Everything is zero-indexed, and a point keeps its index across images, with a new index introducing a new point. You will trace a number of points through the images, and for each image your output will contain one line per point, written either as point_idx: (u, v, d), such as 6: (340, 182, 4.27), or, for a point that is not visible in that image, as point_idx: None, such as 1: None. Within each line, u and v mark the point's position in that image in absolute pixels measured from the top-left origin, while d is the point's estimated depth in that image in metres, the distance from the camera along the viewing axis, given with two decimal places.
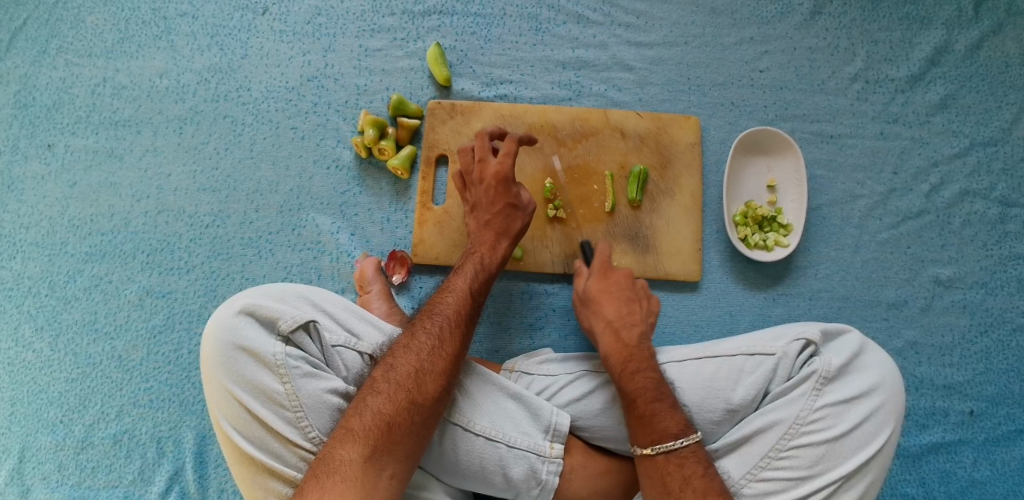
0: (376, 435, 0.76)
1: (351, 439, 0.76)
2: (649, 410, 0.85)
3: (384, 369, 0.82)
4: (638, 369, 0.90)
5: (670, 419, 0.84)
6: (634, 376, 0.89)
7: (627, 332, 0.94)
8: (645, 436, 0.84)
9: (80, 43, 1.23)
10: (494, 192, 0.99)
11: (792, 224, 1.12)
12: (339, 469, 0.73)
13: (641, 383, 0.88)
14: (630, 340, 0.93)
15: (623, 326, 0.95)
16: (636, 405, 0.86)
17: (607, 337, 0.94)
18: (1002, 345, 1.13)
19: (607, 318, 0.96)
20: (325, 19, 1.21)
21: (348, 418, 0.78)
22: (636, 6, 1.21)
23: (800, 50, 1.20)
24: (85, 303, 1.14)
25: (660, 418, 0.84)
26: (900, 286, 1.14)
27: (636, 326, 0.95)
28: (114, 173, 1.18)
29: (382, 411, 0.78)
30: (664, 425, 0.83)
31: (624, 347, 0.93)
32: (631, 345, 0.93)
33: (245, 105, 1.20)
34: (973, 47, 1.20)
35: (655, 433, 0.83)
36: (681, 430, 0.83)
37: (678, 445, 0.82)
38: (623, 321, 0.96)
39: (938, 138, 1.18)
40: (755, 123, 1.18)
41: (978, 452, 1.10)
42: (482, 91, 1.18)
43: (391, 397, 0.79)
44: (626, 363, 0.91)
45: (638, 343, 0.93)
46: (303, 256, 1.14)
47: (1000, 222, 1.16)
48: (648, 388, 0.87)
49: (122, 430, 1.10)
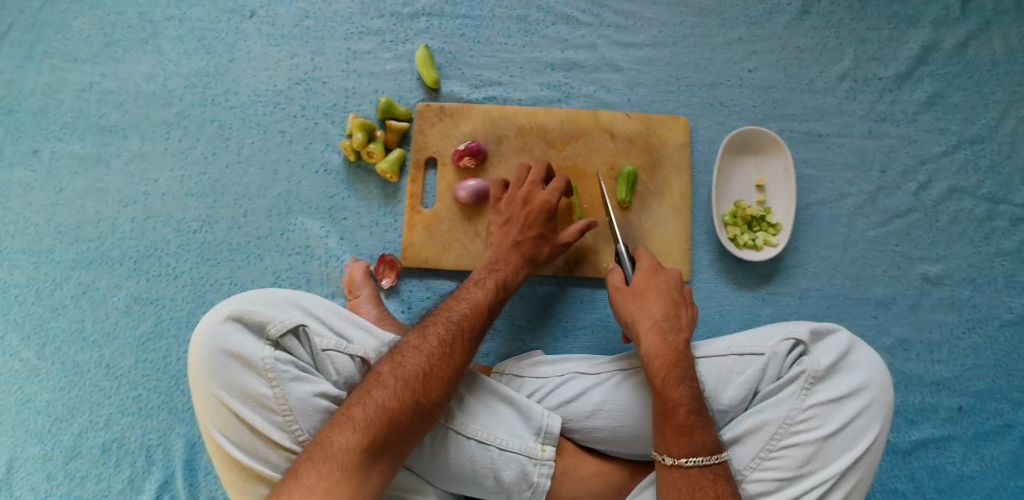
0: (375, 427, 0.75)
1: (350, 427, 0.75)
2: (689, 421, 0.83)
3: (392, 365, 0.82)
4: (685, 377, 0.86)
5: (708, 434, 0.82)
6: (680, 384, 0.86)
7: (674, 337, 0.91)
8: (679, 446, 0.82)
9: (66, 48, 1.22)
10: (534, 215, 1.02)
11: (781, 224, 1.13)
12: (336, 456, 0.73)
13: (685, 392, 0.85)
14: (676, 345, 0.90)
15: (671, 331, 0.91)
16: (677, 413, 0.83)
17: (653, 338, 0.91)
18: (991, 340, 1.14)
19: (655, 317, 0.93)
20: (313, 22, 1.21)
21: (350, 407, 0.77)
22: (624, 6, 1.21)
23: (787, 50, 1.21)
24: (73, 311, 1.14)
25: (699, 432, 0.82)
26: (888, 284, 1.15)
27: (683, 331, 0.92)
28: (101, 179, 1.18)
29: (384, 404, 0.77)
30: (701, 439, 0.82)
31: (670, 351, 0.89)
32: (678, 351, 0.89)
33: (233, 109, 1.19)
34: (960, 45, 1.21)
35: (693, 446, 0.81)
36: (716, 447, 0.82)
37: (711, 461, 0.81)
38: (670, 323, 0.92)
39: (925, 136, 1.19)
40: (744, 123, 1.19)
41: (967, 447, 1.10)
42: (471, 93, 1.18)
43: (395, 392, 0.78)
44: (673, 368, 0.87)
45: (683, 350, 0.90)
46: (292, 261, 1.13)
47: (987, 219, 1.17)
48: (692, 399, 0.85)
49: (111, 439, 1.09)
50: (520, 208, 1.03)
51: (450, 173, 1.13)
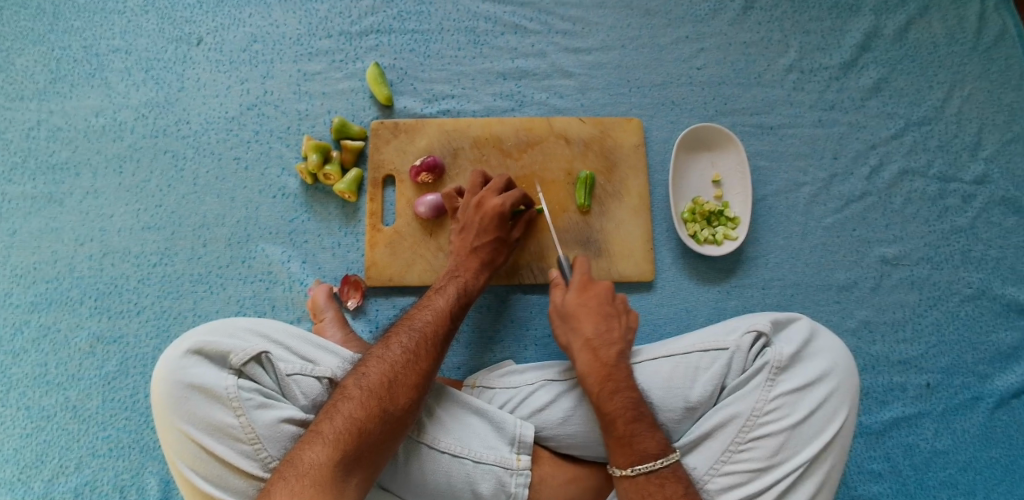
0: (345, 440, 0.75)
1: (320, 442, 0.74)
2: (627, 432, 0.86)
3: (357, 376, 0.82)
4: (618, 389, 0.89)
5: (650, 440, 0.85)
6: (613, 397, 0.89)
7: (606, 351, 0.94)
8: (624, 457, 0.85)
9: (9, 86, 1.19)
10: (488, 219, 1.02)
11: (739, 217, 1.14)
12: (307, 472, 0.72)
13: (620, 404, 0.88)
14: (608, 359, 0.93)
15: (602, 346, 0.94)
16: (615, 426, 0.87)
17: (585, 356, 0.94)
18: (952, 316, 1.17)
19: (586, 336, 0.96)
20: (262, 46, 1.20)
21: (319, 423, 0.77)
22: (572, 12, 1.22)
23: (735, 46, 1.23)
24: (34, 355, 1.11)
25: (639, 440, 0.85)
26: (849, 269, 1.17)
27: (615, 343, 0.95)
28: (55, 219, 1.15)
29: (352, 416, 0.77)
30: (643, 447, 0.85)
31: (602, 366, 0.92)
32: (609, 365, 0.92)
33: (185, 139, 1.18)
34: (900, 31, 1.24)
35: (636, 454, 0.84)
36: (661, 451, 0.84)
37: (658, 464, 0.83)
38: (602, 339, 0.95)
39: (873, 121, 1.22)
40: (697, 120, 1.20)
41: (937, 423, 1.13)
42: (424, 108, 1.18)
43: (362, 403, 0.78)
44: (605, 383, 0.90)
45: (616, 362, 0.93)
46: (255, 288, 1.12)
47: (940, 198, 1.20)
48: (628, 409, 0.87)
49: (83, 482, 1.07)
50: (475, 214, 1.03)
51: (409, 189, 1.13)
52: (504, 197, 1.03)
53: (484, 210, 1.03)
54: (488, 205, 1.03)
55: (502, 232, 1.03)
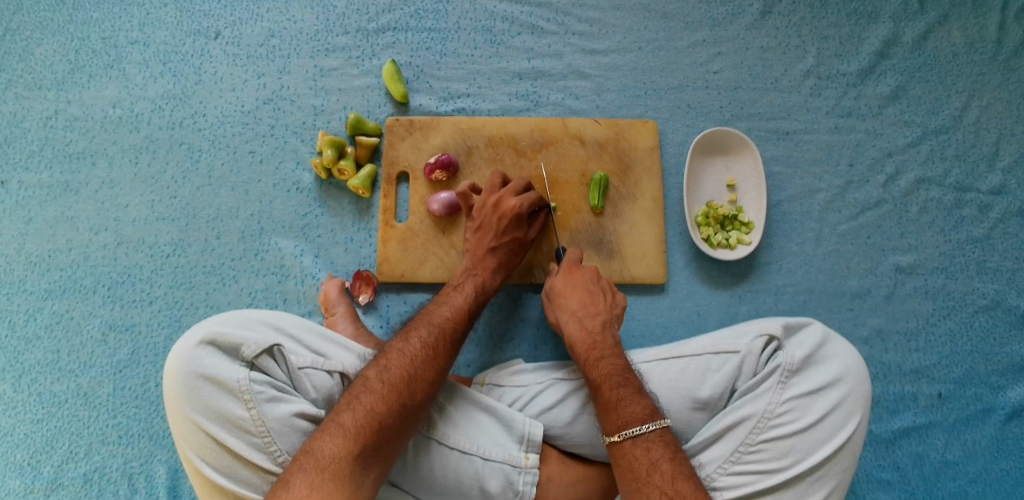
0: (366, 433, 0.75)
1: (340, 435, 0.74)
2: (613, 396, 0.85)
3: (377, 368, 0.82)
4: (604, 356, 0.90)
5: (636, 405, 0.83)
6: (599, 362, 0.90)
7: (590, 321, 0.96)
8: (611, 424, 0.83)
9: (29, 76, 1.21)
10: (505, 220, 1.02)
11: (753, 222, 1.14)
12: (327, 464, 0.72)
13: (605, 369, 0.88)
14: (593, 328, 0.95)
15: (586, 316, 0.96)
16: (601, 391, 0.86)
17: (571, 326, 0.96)
18: (966, 327, 1.15)
19: (572, 310, 0.98)
20: (279, 41, 1.21)
21: (339, 414, 0.77)
22: (589, 14, 1.22)
23: (751, 50, 1.22)
24: (47, 342, 1.12)
25: (625, 404, 0.83)
26: (863, 276, 1.16)
27: (600, 314, 0.97)
28: (70, 207, 1.16)
29: (373, 409, 0.77)
30: (629, 411, 0.83)
31: (587, 336, 0.94)
32: (594, 333, 0.94)
33: (201, 131, 1.18)
34: (920, 39, 1.23)
35: (622, 419, 0.82)
36: (647, 415, 0.82)
37: (643, 429, 0.80)
38: (586, 311, 0.97)
39: (890, 129, 1.21)
40: (712, 124, 1.20)
41: (949, 434, 1.11)
42: (440, 106, 1.18)
43: (383, 396, 0.79)
44: (591, 351, 0.92)
45: (602, 331, 0.94)
46: (267, 281, 1.12)
47: (956, 207, 1.19)
48: (613, 375, 0.88)
49: (92, 469, 1.07)
50: (492, 214, 1.03)
51: (423, 186, 1.13)
52: (522, 198, 1.03)
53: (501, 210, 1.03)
54: (505, 205, 1.03)
55: (519, 233, 1.04)
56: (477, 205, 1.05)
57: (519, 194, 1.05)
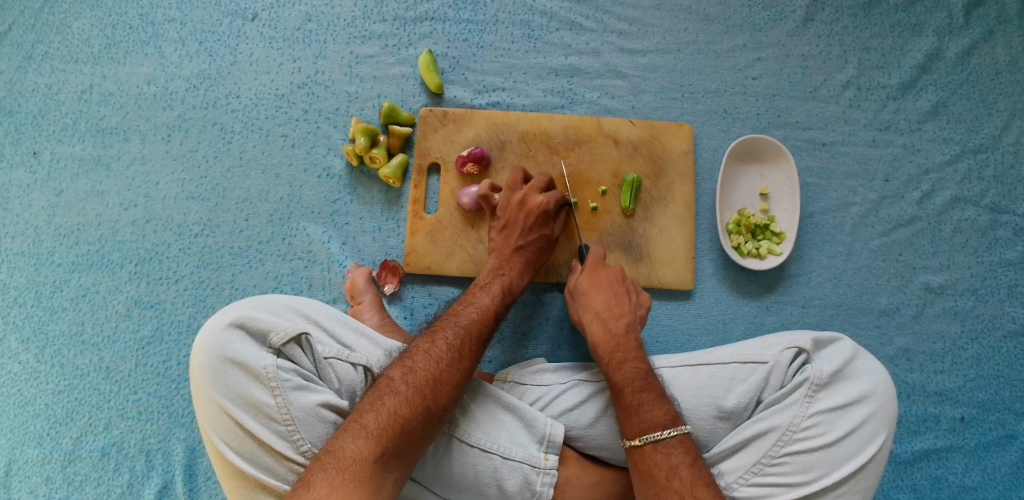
0: (389, 436, 0.75)
1: (363, 436, 0.74)
2: (634, 400, 0.85)
3: (403, 370, 0.82)
4: (626, 359, 0.91)
5: (658, 410, 0.84)
6: (622, 366, 0.90)
7: (615, 323, 0.96)
8: (632, 427, 0.84)
9: (66, 49, 1.21)
10: (531, 218, 1.02)
11: (785, 232, 1.12)
12: (348, 466, 0.72)
13: (627, 373, 0.89)
14: (616, 330, 0.95)
15: (611, 318, 0.96)
16: (623, 394, 0.87)
17: (595, 328, 0.96)
18: (994, 351, 1.14)
19: (596, 310, 0.98)
20: (316, 26, 1.20)
21: (362, 415, 0.77)
22: (628, 13, 1.20)
23: (792, 58, 1.20)
24: (72, 314, 1.13)
25: (646, 408, 0.84)
26: (892, 294, 1.15)
27: (623, 317, 0.97)
28: (101, 182, 1.17)
29: (397, 412, 0.77)
30: (650, 416, 0.83)
31: (611, 338, 0.94)
32: (618, 335, 0.94)
33: (234, 112, 1.18)
34: (964, 54, 1.21)
35: (643, 423, 0.83)
36: (669, 421, 0.83)
37: (664, 434, 0.81)
38: (611, 313, 0.97)
39: (929, 145, 1.19)
40: (747, 131, 1.18)
41: (970, 458, 1.10)
42: (474, 99, 1.17)
43: (408, 399, 0.78)
44: (613, 353, 0.92)
45: (625, 334, 0.95)
46: (293, 266, 1.13)
47: (991, 229, 1.16)
48: (635, 378, 0.88)
49: (110, 443, 1.08)
50: (517, 212, 1.03)
51: (453, 179, 1.13)
52: (547, 195, 1.03)
53: (529, 209, 1.02)
54: (532, 202, 1.03)
55: (546, 230, 1.03)
56: (500, 205, 1.05)
57: (542, 191, 1.05)
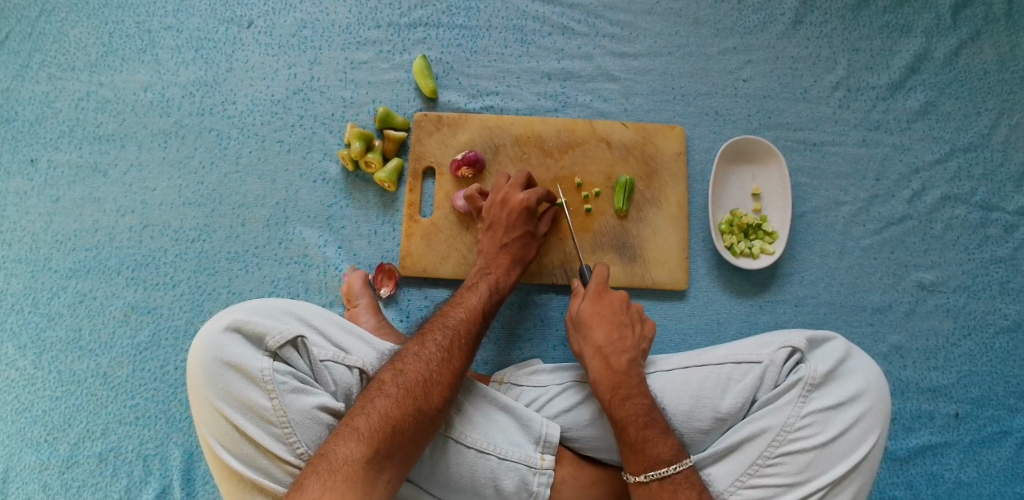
0: (379, 437, 0.76)
1: (354, 438, 0.75)
2: (639, 438, 0.85)
3: (393, 372, 0.83)
4: (630, 395, 0.89)
5: (662, 445, 0.84)
6: (625, 403, 0.88)
7: (617, 358, 0.94)
8: (638, 464, 0.84)
9: (62, 57, 1.22)
10: (514, 216, 1.03)
11: (777, 231, 1.14)
12: (340, 469, 0.73)
13: (631, 410, 0.88)
14: (619, 367, 0.93)
15: (613, 353, 0.94)
16: (627, 432, 0.86)
17: (595, 363, 0.94)
18: (986, 347, 1.15)
19: (598, 343, 0.96)
20: (311, 32, 1.21)
21: (354, 417, 0.77)
22: (620, 17, 1.22)
23: (782, 60, 1.22)
24: (70, 321, 1.13)
25: (652, 445, 0.84)
26: (884, 291, 1.16)
27: (626, 351, 0.95)
28: (98, 189, 1.17)
29: (387, 413, 0.78)
30: (655, 452, 0.83)
31: (613, 373, 0.92)
32: (620, 372, 0.92)
33: (230, 119, 1.19)
34: (951, 54, 1.22)
35: (648, 461, 0.83)
36: (674, 456, 0.83)
37: (669, 471, 0.82)
38: (614, 347, 0.95)
39: (918, 144, 1.20)
40: (739, 132, 1.20)
41: (964, 454, 1.11)
42: (468, 103, 1.18)
43: (397, 401, 0.79)
44: (616, 390, 0.90)
45: (628, 369, 0.93)
46: (290, 270, 1.13)
47: (981, 226, 1.18)
48: (639, 415, 0.87)
49: (108, 447, 1.09)
50: (501, 210, 1.04)
51: (448, 182, 1.14)
52: (529, 193, 1.04)
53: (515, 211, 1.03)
54: (515, 201, 1.04)
55: (530, 227, 1.04)
56: (485, 207, 1.06)
57: (526, 189, 1.06)
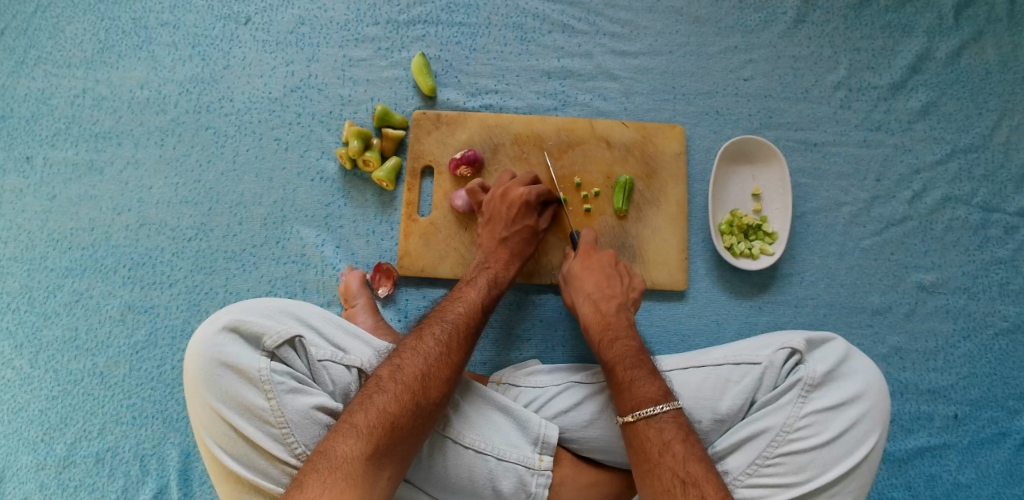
0: (379, 434, 0.75)
1: (353, 435, 0.74)
2: (626, 377, 0.87)
3: (391, 368, 0.82)
4: (618, 337, 0.93)
5: (649, 385, 0.85)
6: (613, 344, 0.92)
7: (606, 304, 0.98)
8: (625, 404, 0.85)
9: (58, 53, 1.21)
10: (514, 210, 1.03)
11: (777, 232, 1.13)
12: (340, 466, 0.72)
13: (619, 351, 0.91)
14: (608, 312, 0.97)
15: (602, 298, 0.98)
16: (615, 372, 0.89)
17: (586, 309, 0.98)
18: (986, 349, 1.14)
19: (588, 292, 0.99)
20: (309, 29, 1.20)
21: (352, 414, 0.77)
22: (620, 15, 1.21)
23: (783, 59, 1.21)
24: (66, 320, 1.12)
25: (639, 385, 0.86)
26: (884, 293, 1.15)
27: (615, 298, 0.99)
28: (94, 187, 1.17)
29: (386, 409, 0.77)
30: (642, 391, 0.85)
31: (601, 317, 0.96)
32: (609, 315, 0.96)
33: (228, 116, 1.19)
34: (953, 55, 1.22)
35: (634, 400, 0.84)
36: (661, 396, 0.84)
37: (657, 411, 0.82)
38: (602, 294, 0.99)
39: (920, 145, 1.20)
40: (740, 132, 1.19)
41: (963, 455, 1.11)
42: (467, 101, 1.18)
43: (396, 397, 0.78)
44: (604, 332, 0.95)
45: (617, 314, 0.97)
46: (288, 269, 1.13)
47: (981, 227, 1.17)
48: (627, 356, 0.90)
49: (105, 448, 1.08)
50: (501, 204, 1.04)
51: (447, 181, 1.13)
52: (529, 188, 1.04)
53: (515, 206, 1.03)
54: (515, 194, 1.03)
55: (530, 222, 1.04)
56: (485, 202, 1.05)
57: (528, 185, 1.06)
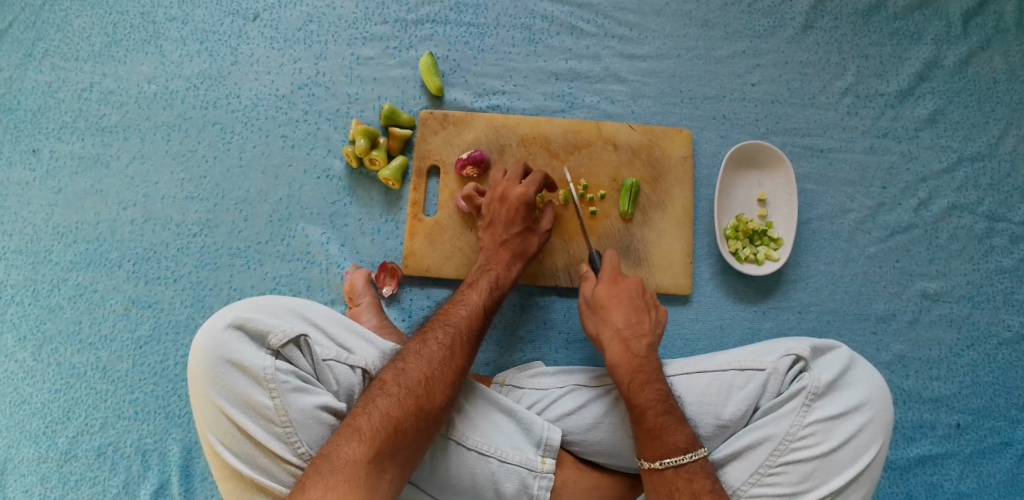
0: (383, 437, 0.75)
1: (356, 439, 0.74)
2: (658, 423, 0.85)
3: (394, 371, 0.82)
4: (649, 380, 0.89)
5: (679, 434, 0.84)
6: (645, 388, 0.88)
7: (636, 343, 0.94)
8: (654, 450, 0.84)
9: (66, 47, 1.21)
10: (513, 212, 1.02)
11: (782, 238, 1.13)
12: (343, 468, 0.72)
13: (649, 395, 0.88)
14: (638, 351, 0.93)
15: (632, 337, 0.95)
16: (645, 417, 0.86)
17: (614, 347, 0.94)
18: (989, 358, 1.14)
19: (616, 326, 0.96)
20: (317, 27, 1.20)
21: (355, 417, 0.77)
22: (629, 18, 1.21)
23: (791, 65, 1.21)
24: (70, 313, 1.13)
25: (669, 432, 0.84)
26: (888, 300, 1.15)
27: (645, 335, 0.95)
28: (100, 181, 1.17)
29: (390, 413, 0.77)
30: (671, 440, 0.83)
31: (633, 358, 0.92)
32: (640, 356, 0.92)
33: (235, 113, 1.19)
34: (961, 63, 1.21)
35: (664, 447, 0.83)
36: (690, 445, 0.83)
37: (686, 459, 0.82)
38: (632, 331, 0.95)
39: (926, 153, 1.19)
40: (746, 137, 1.19)
41: (964, 464, 1.10)
42: (474, 102, 1.18)
43: (400, 401, 0.78)
44: (636, 374, 0.90)
45: (646, 354, 0.93)
46: (292, 267, 1.13)
47: (987, 236, 1.17)
48: (658, 401, 0.87)
49: (107, 442, 1.08)
50: (500, 207, 1.03)
51: (453, 181, 1.13)
52: (527, 185, 1.03)
53: (513, 210, 1.03)
54: (512, 195, 1.03)
55: (529, 224, 1.04)
56: (485, 204, 1.05)
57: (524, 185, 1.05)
